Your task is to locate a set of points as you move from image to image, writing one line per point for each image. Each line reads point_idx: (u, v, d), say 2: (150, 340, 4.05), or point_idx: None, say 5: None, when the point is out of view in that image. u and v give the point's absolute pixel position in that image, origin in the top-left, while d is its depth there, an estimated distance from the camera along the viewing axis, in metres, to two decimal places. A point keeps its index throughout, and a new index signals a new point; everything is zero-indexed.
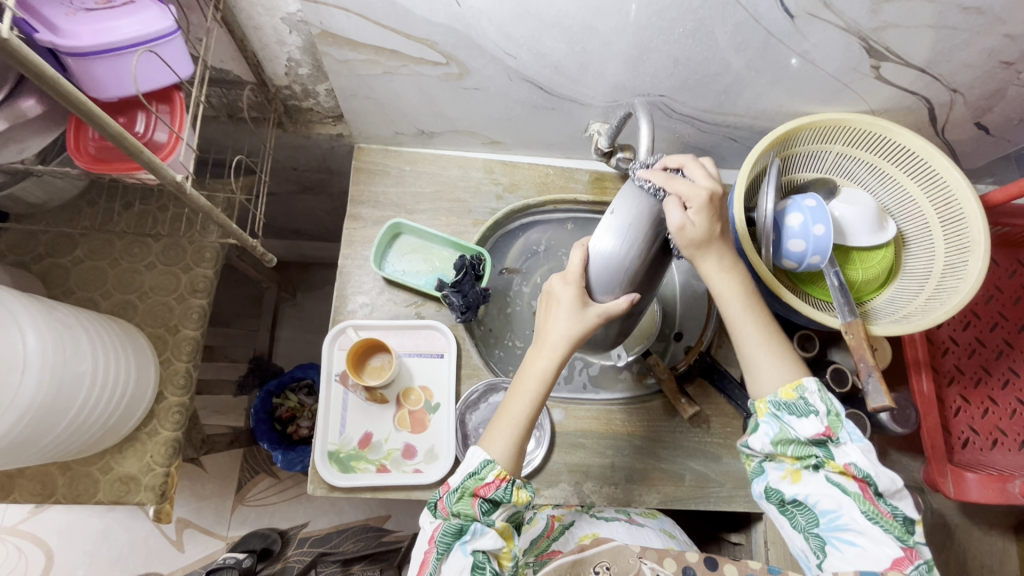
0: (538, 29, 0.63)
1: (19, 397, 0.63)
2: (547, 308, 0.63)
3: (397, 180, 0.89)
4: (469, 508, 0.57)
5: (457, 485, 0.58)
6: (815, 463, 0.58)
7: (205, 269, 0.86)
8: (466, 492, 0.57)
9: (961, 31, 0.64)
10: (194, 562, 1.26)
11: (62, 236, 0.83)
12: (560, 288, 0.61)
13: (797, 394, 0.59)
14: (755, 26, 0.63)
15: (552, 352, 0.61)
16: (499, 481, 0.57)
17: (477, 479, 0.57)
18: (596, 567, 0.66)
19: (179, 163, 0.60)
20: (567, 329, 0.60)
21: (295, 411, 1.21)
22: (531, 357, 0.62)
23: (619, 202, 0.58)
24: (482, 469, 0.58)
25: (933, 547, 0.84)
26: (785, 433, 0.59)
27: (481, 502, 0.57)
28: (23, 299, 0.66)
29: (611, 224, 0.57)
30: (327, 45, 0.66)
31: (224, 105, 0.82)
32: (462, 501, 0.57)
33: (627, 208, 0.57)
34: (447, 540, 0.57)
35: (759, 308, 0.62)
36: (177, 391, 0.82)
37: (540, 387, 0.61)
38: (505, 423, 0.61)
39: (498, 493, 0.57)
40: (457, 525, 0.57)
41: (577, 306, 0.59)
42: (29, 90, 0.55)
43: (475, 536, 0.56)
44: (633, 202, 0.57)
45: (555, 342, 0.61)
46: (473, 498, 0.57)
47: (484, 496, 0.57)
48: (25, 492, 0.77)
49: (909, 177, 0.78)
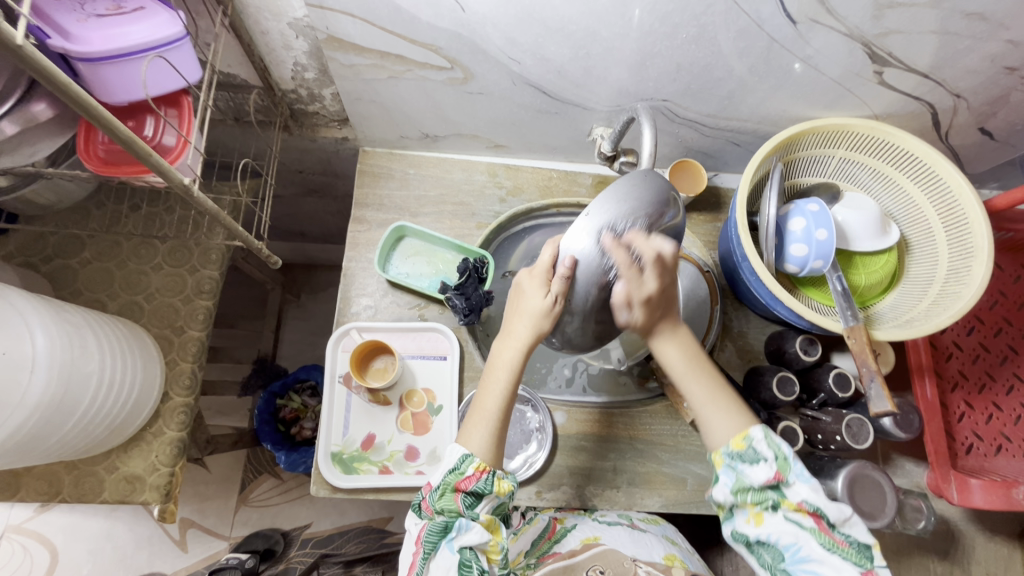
0: (542, 34, 0.64)
1: (27, 397, 0.63)
2: (515, 299, 0.62)
3: (401, 183, 0.90)
4: (452, 504, 0.57)
5: (437, 484, 0.58)
6: (773, 505, 0.57)
7: (211, 271, 0.87)
8: (448, 488, 0.58)
9: (964, 37, 0.64)
10: (197, 563, 1.26)
11: (71, 238, 0.84)
12: (529, 282, 0.60)
13: (745, 443, 0.58)
14: (758, 32, 0.64)
15: (518, 342, 0.60)
16: (478, 473, 0.57)
17: (457, 474, 0.58)
18: (589, 571, 0.65)
19: (186, 166, 0.61)
20: (533, 320, 0.59)
21: (298, 413, 1.22)
22: (498, 349, 0.62)
23: (597, 203, 0.55)
24: (460, 464, 0.58)
25: (937, 553, 0.83)
26: (741, 482, 0.58)
27: (463, 496, 0.57)
28: (32, 299, 0.66)
29: (589, 226, 0.54)
30: (333, 50, 0.67)
31: (231, 108, 0.83)
32: (444, 497, 0.58)
33: (607, 211, 0.54)
34: (433, 539, 0.57)
35: (704, 372, 0.63)
36: (182, 391, 0.83)
37: (510, 376, 0.61)
38: (480, 417, 0.61)
39: (478, 485, 0.57)
40: (441, 524, 0.58)
41: (543, 299, 0.58)
42: (40, 94, 0.56)
43: (460, 531, 0.57)
44: (615, 204, 0.54)
45: (520, 331, 0.60)
46: (455, 493, 0.57)
47: (466, 491, 0.57)
48: (32, 491, 0.78)
49: (912, 181, 0.78)
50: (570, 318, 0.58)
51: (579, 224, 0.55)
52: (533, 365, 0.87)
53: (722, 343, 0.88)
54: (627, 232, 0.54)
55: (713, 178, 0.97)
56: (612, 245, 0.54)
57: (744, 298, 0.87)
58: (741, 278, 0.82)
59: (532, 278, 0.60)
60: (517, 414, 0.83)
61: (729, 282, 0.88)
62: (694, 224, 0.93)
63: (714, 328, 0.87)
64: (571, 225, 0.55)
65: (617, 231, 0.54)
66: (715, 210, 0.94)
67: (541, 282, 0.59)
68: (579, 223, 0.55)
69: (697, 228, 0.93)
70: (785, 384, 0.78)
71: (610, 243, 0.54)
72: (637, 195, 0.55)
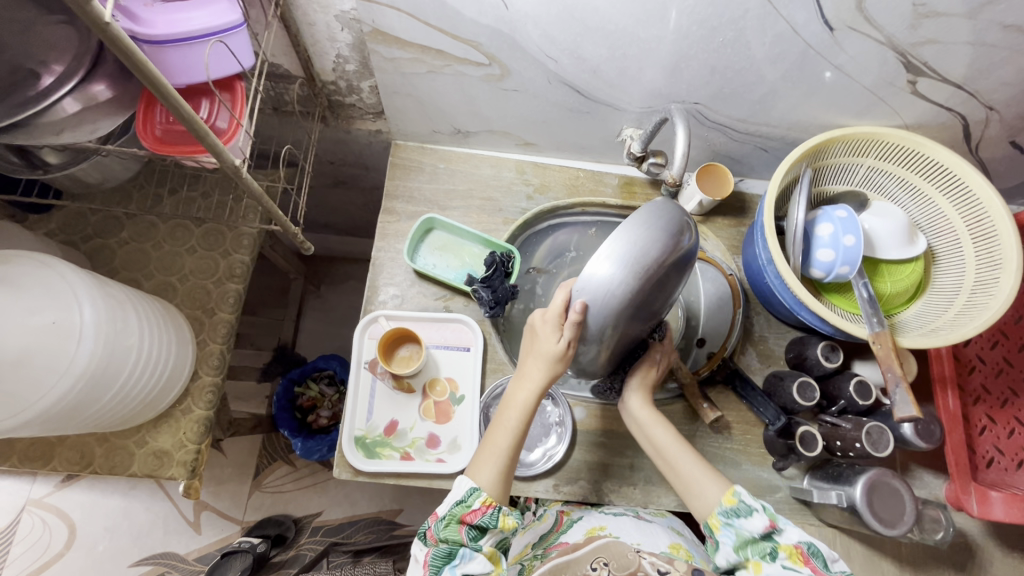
0: (581, 34, 0.65)
1: (74, 364, 0.66)
2: (529, 337, 0.65)
3: (431, 177, 0.92)
4: (457, 536, 0.58)
5: (444, 514, 0.60)
6: (771, 555, 0.59)
7: (242, 255, 0.89)
8: (454, 519, 0.59)
9: (1000, 49, 0.65)
10: (209, 545, 1.28)
11: (110, 218, 0.87)
12: (542, 325, 0.62)
13: (736, 498, 0.62)
14: (794, 38, 0.65)
15: (531, 384, 0.64)
16: (484, 507, 0.59)
17: (463, 506, 0.59)
18: (594, 563, 0.67)
19: (237, 148, 0.64)
20: (547, 364, 0.62)
21: (315, 401, 1.24)
22: (514, 390, 0.66)
23: (614, 235, 0.54)
24: (468, 496, 0.60)
25: (954, 567, 0.83)
26: (740, 537, 0.61)
27: (468, 528, 0.59)
28: (81, 272, 0.69)
29: (608, 257, 0.53)
30: (377, 42, 0.69)
31: (272, 98, 0.86)
32: (449, 527, 0.59)
33: (627, 243, 0.53)
34: (438, 563, 0.58)
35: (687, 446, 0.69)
36: (211, 371, 0.85)
37: (520, 420, 0.64)
38: (490, 452, 0.63)
39: (483, 519, 0.59)
40: (445, 550, 0.58)
41: (556, 343, 0.61)
42: (99, 76, 0.60)
43: (464, 559, 0.57)
44: (634, 235, 0.53)
45: (534, 372, 0.64)
46: (461, 525, 0.59)
47: (471, 523, 0.59)
48: (64, 461, 0.80)
49: (940, 192, 0.78)
50: (586, 349, 0.60)
51: (592, 266, 0.55)
52: None
53: (743, 346, 0.88)
54: (642, 274, 0.53)
55: (739, 183, 0.97)
56: (625, 288, 0.53)
57: (766, 303, 0.87)
58: (765, 283, 0.82)
59: (545, 322, 0.61)
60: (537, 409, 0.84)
61: (753, 287, 0.88)
62: (718, 228, 0.94)
63: (734, 332, 0.87)
64: (585, 265, 0.55)
65: (630, 275, 0.53)
66: (741, 215, 0.94)
67: (554, 325, 0.60)
68: (591, 267, 0.54)
69: (722, 232, 0.93)
70: (805, 389, 0.78)
71: (629, 277, 0.53)
72: (659, 224, 0.53)
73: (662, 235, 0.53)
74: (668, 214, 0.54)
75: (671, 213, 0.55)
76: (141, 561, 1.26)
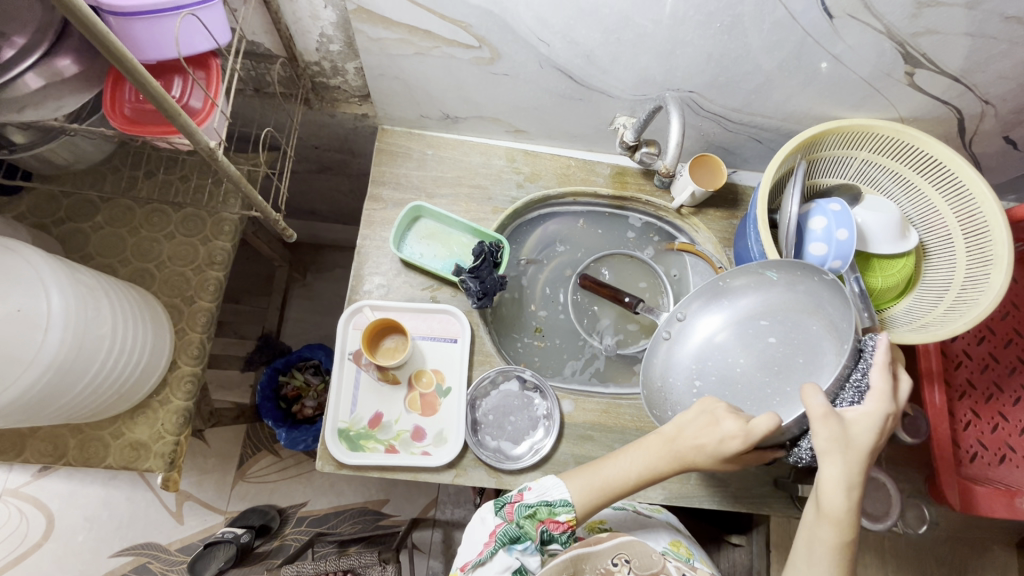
0: (574, 16, 0.63)
1: (41, 354, 0.63)
2: (701, 420, 0.60)
3: (419, 163, 0.89)
4: (533, 531, 0.59)
5: (531, 503, 0.61)
6: None
7: (223, 242, 0.86)
8: (536, 515, 0.60)
9: (1000, 41, 0.64)
10: (192, 535, 1.26)
11: (83, 201, 0.84)
12: (726, 417, 0.58)
13: None
14: (792, 26, 0.63)
15: (683, 462, 0.59)
16: (567, 525, 0.59)
17: (551, 511, 0.60)
18: (615, 559, 0.62)
19: (212, 129, 0.61)
20: (710, 452, 0.58)
21: (301, 391, 1.22)
22: (651, 444, 0.61)
23: (730, 304, 0.76)
24: (558, 504, 0.60)
25: (935, 558, 0.84)
26: None
27: (544, 530, 0.59)
28: (48, 256, 0.66)
29: (716, 320, 0.77)
30: (362, 21, 0.66)
31: (252, 78, 0.83)
32: (530, 520, 0.60)
33: (734, 309, 0.76)
34: (503, 541, 0.59)
35: (850, 529, 0.51)
36: (190, 360, 0.82)
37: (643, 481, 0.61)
38: (595, 477, 0.61)
39: (562, 534, 0.60)
40: (513, 534, 0.59)
41: (738, 445, 0.56)
42: (65, 49, 0.56)
43: (526, 551, 0.59)
44: (738, 304, 0.76)
45: (691, 455, 0.59)
46: (539, 523, 0.60)
47: (547, 529, 0.59)
48: (36, 453, 0.77)
49: (933, 186, 0.77)
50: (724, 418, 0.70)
51: (707, 328, 0.77)
52: (558, 357, 0.90)
53: None
54: (735, 343, 0.75)
55: (731, 174, 0.96)
56: (723, 346, 0.76)
57: None
58: None
59: (716, 416, 0.59)
60: (525, 402, 0.83)
61: None
62: (710, 220, 0.91)
63: None
64: (700, 325, 0.77)
65: (721, 332, 0.76)
66: (734, 207, 0.92)
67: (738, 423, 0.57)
68: (705, 327, 0.77)
69: (714, 223, 0.91)
70: None
71: (716, 332, 0.77)
72: (766, 302, 0.75)
73: (767, 324, 0.74)
74: (846, 325, 0.66)
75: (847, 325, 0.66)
76: (121, 551, 1.24)
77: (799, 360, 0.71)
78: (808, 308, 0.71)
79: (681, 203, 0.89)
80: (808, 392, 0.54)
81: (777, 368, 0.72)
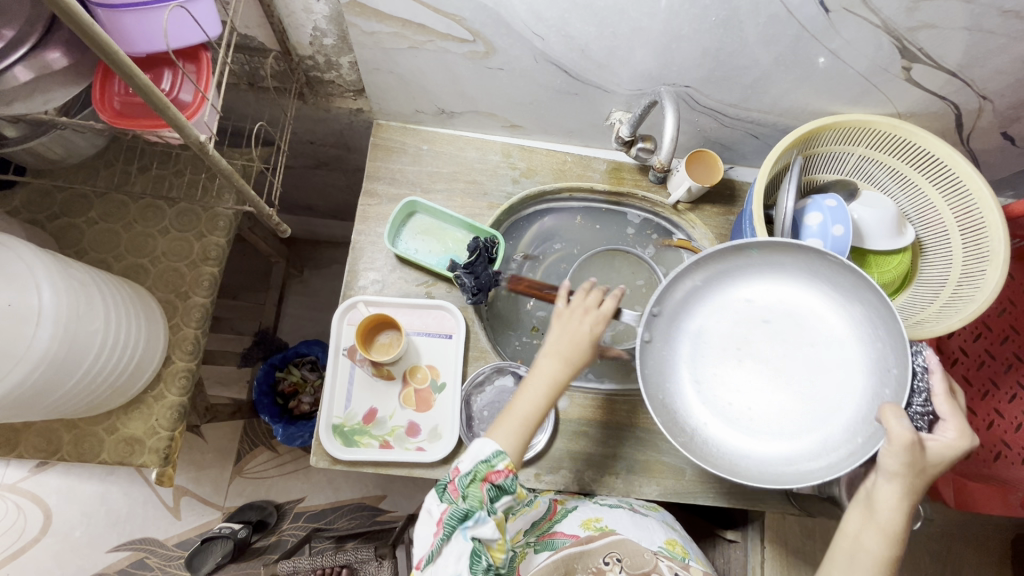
0: (569, 10, 0.63)
1: (31, 350, 0.63)
2: (562, 327, 0.62)
3: (414, 159, 0.89)
4: (478, 497, 0.53)
5: (467, 470, 0.55)
6: None
7: (217, 238, 0.85)
8: (477, 477, 0.54)
9: (997, 35, 0.63)
10: (189, 530, 1.27)
11: (77, 196, 0.83)
12: (579, 319, 0.62)
13: None
14: (788, 20, 0.63)
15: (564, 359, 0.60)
16: (508, 470, 0.55)
17: (488, 465, 0.55)
18: (606, 557, 0.66)
19: (203, 123, 0.61)
20: (578, 345, 0.60)
21: (297, 386, 1.22)
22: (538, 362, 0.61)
23: (717, 286, 0.65)
24: (492, 456, 0.55)
25: (930, 554, 0.84)
26: None
27: (489, 488, 0.54)
28: (39, 251, 0.66)
29: (702, 305, 0.65)
30: (355, 15, 0.65)
31: (246, 72, 0.82)
32: (473, 486, 0.54)
33: (721, 291, 0.65)
34: (452, 524, 0.53)
35: (897, 543, 0.55)
36: (184, 356, 0.82)
37: (548, 392, 0.59)
38: (515, 416, 0.58)
39: (506, 482, 0.54)
40: (462, 510, 0.53)
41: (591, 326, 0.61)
42: (55, 42, 0.56)
43: (479, 524, 0.52)
44: (724, 285, 0.65)
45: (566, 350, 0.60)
46: (483, 483, 0.54)
47: (493, 484, 0.54)
48: (30, 448, 0.77)
49: (930, 182, 0.76)
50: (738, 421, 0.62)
51: (695, 317, 0.65)
52: None
53: None
54: (726, 332, 0.65)
55: (728, 170, 0.95)
56: (713, 337, 0.65)
57: None
58: None
59: (573, 321, 0.61)
60: None
61: None
62: (707, 216, 0.91)
63: None
64: (686, 314, 0.65)
65: (707, 319, 0.65)
66: (730, 203, 0.92)
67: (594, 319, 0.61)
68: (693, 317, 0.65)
69: (710, 220, 0.91)
70: None
71: (703, 320, 0.65)
72: (755, 279, 0.65)
73: (761, 305, 0.65)
74: (861, 302, 0.60)
75: (873, 307, 0.59)
76: (119, 547, 1.24)
77: (805, 343, 0.64)
78: (805, 284, 0.64)
79: (677, 198, 0.88)
80: (890, 415, 0.54)
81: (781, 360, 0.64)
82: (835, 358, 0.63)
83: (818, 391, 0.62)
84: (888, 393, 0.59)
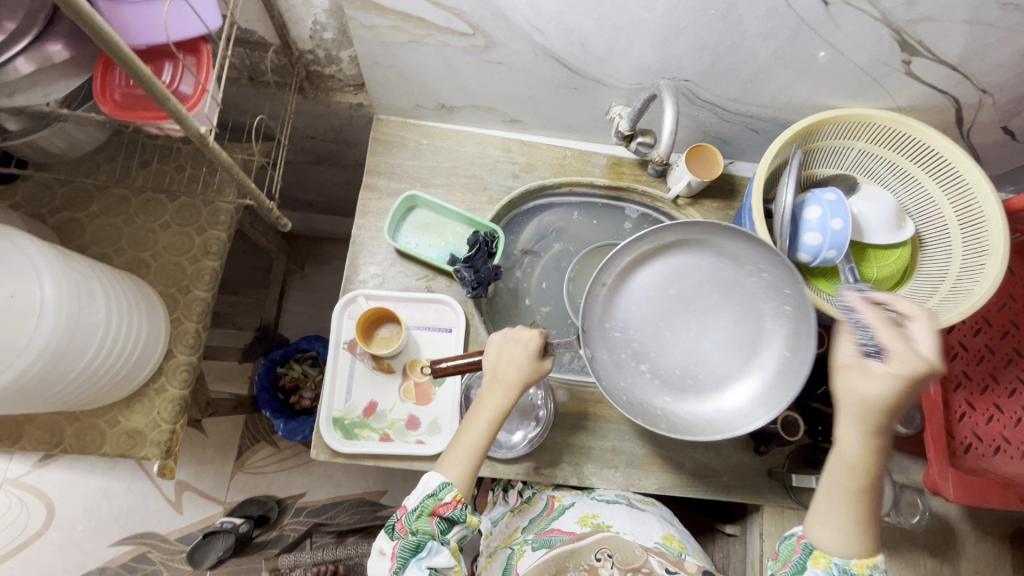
0: (568, 3, 0.63)
1: (32, 342, 0.63)
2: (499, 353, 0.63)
3: (414, 154, 0.89)
4: (427, 529, 0.57)
5: (414, 506, 0.58)
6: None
7: (219, 232, 0.86)
8: (424, 511, 0.58)
9: (997, 28, 0.63)
10: (191, 525, 1.27)
11: (78, 190, 0.84)
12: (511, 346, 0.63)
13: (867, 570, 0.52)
14: (787, 13, 0.63)
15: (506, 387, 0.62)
16: (455, 502, 0.58)
17: (435, 499, 0.58)
18: (598, 554, 0.68)
19: (203, 115, 0.61)
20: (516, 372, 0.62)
21: (298, 381, 1.22)
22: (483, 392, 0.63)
23: (624, 283, 0.68)
24: (439, 490, 0.58)
25: (929, 548, 0.84)
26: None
27: (438, 520, 0.58)
28: (41, 244, 0.66)
29: (618, 301, 0.68)
30: (355, 9, 0.66)
31: (247, 66, 0.83)
32: (420, 519, 0.57)
33: (629, 282, 0.68)
34: (405, 555, 0.56)
35: (866, 474, 0.52)
36: (186, 349, 0.83)
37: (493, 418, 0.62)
38: (461, 446, 0.61)
39: (454, 512, 0.58)
40: (413, 543, 0.57)
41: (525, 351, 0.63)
42: (57, 34, 0.56)
43: (431, 553, 0.56)
44: (628, 277, 0.68)
45: (502, 379, 0.62)
46: (431, 517, 0.58)
47: (441, 516, 0.58)
48: (32, 441, 0.78)
49: (929, 175, 0.77)
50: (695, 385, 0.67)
51: (616, 314, 0.68)
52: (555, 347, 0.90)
53: None
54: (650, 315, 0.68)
55: (728, 165, 0.95)
56: (643, 324, 0.68)
57: None
58: None
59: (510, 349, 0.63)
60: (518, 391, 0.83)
61: None
62: (706, 211, 0.91)
63: None
64: (606, 313, 0.68)
65: (627, 311, 0.68)
66: (730, 198, 0.92)
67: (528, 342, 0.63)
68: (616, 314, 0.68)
69: (710, 215, 0.91)
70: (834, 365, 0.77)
71: (628, 313, 0.68)
72: (651, 261, 0.68)
73: (664, 279, 0.68)
74: (735, 244, 0.64)
75: (749, 245, 0.64)
76: (121, 541, 1.25)
77: (710, 293, 0.67)
78: (687, 247, 0.67)
79: (677, 193, 0.88)
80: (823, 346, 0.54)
81: (703, 315, 0.68)
82: (738, 296, 0.67)
83: (739, 329, 0.67)
84: (789, 308, 0.64)
